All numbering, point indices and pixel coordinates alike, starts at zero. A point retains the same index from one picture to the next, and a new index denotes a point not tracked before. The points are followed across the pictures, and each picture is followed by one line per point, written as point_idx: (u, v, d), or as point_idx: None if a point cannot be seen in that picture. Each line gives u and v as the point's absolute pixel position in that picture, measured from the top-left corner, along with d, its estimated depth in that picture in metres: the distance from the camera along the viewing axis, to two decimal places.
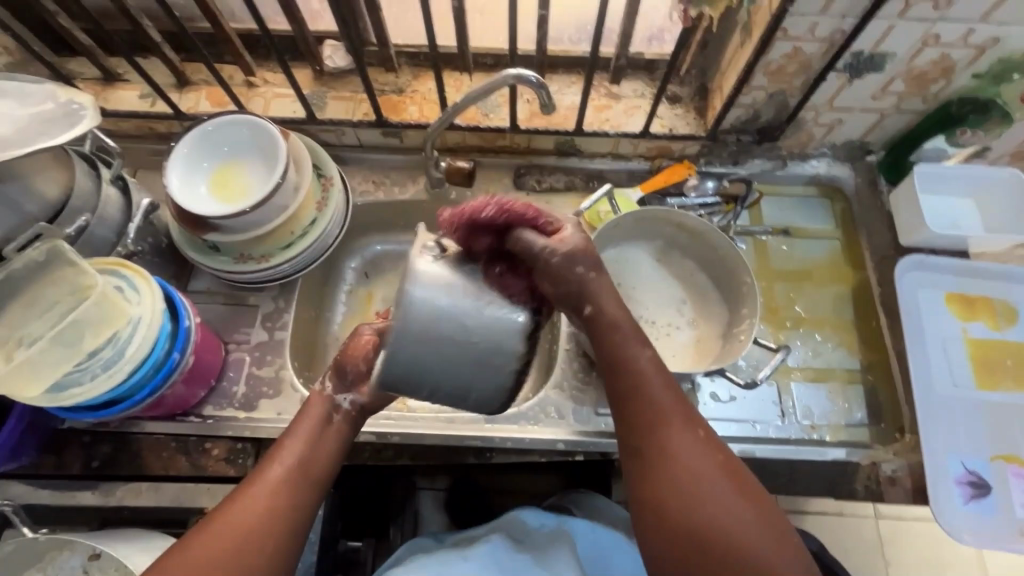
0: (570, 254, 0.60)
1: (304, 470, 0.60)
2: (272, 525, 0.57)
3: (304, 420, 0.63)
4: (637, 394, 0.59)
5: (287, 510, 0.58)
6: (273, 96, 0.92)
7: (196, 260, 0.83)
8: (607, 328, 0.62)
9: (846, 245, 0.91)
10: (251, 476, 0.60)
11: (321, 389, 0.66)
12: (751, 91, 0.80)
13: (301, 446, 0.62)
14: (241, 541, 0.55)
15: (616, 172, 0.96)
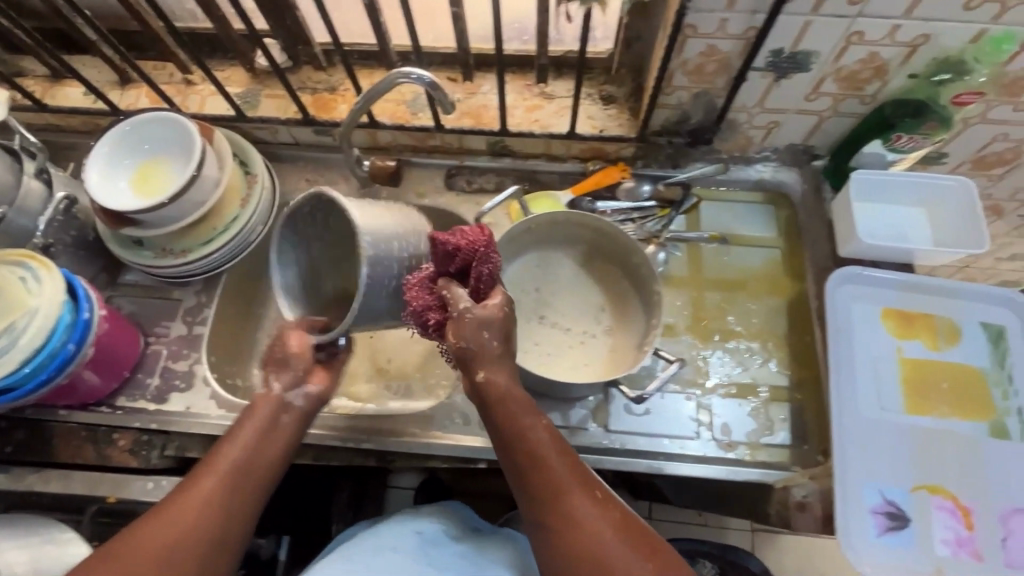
0: (484, 320, 0.61)
1: (244, 472, 0.59)
2: (209, 528, 0.55)
3: (249, 422, 0.63)
4: (537, 467, 0.58)
5: (225, 514, 0.56)
6: (209, 94, 0.93)
7: (120, 254, 0.84)
8: (495, 401, 0.61)
9: (786, 254, 0.87)
10: (189, 476, 0.58)
11: (269, 391, 0.66)
12: (674, 91, 0.77)
13: (246, 445, 0.61)
14: (171, 546, 0.53)
15: (549, 174, 0.93)
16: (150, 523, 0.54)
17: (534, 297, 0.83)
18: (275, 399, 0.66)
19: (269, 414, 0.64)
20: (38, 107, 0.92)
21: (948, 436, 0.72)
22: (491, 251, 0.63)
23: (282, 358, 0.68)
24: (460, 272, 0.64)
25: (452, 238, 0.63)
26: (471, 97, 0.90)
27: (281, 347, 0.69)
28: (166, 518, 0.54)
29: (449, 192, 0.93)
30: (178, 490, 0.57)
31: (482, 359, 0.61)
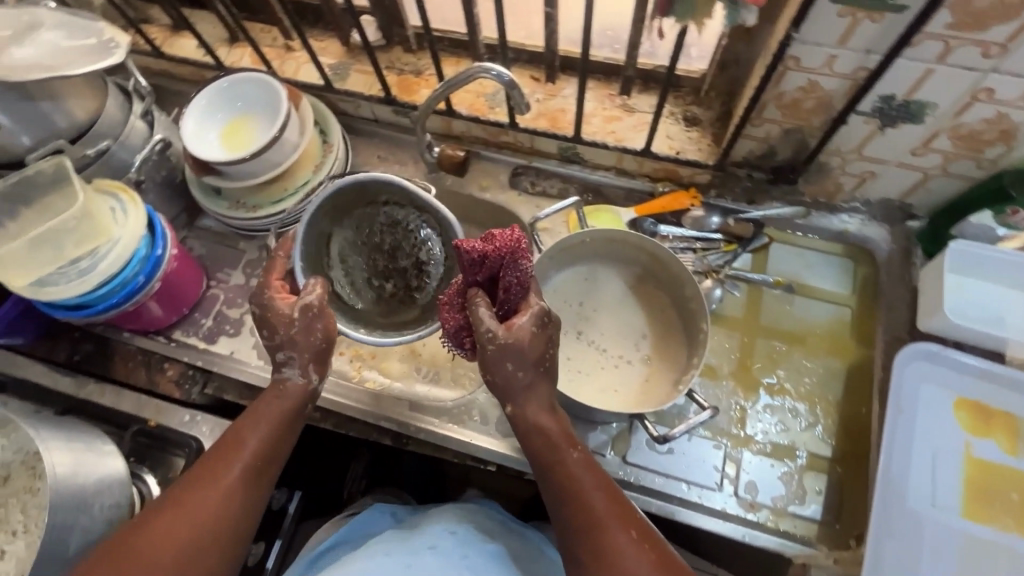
0: (505, 348, 0.64)
1: (271, 459, 0.63)
2: (242, 510, 0.59)
3: (277, 406, 0.65)
4: (573, 495, 0.61)
5: (253, 496, 0.60)
6: (304, 61, 0.97)
7: (199, 199, 0.90)
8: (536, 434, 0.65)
9: (856, 316, 0.81)
10: (221, 463, 0.60)
11: (305, 381, 0.67)
12: (763, 123, 0.72)
13: (273, 431, 0.64)
14: (210, 532, 0.57)
15: (616, 189, 0.90)
16: (184, 502, 0.57)
17: (575, 310, 0.81)
18: (303, 387, 0.67)
19: (295, 401, 0.66)
20: (156, 53, 1.00)
21: (1009, 554, 0.65)
22: (520, 258, 0.63)
23: (310, 342, 0.67)
24: (489, 278, 0.65)
25: (482, 247, 0.62)
26: (549, 99, 0.88)
27: (312, 327, 0.67)
28: (200, 498, 0.58)
29: (511, 190, 0.93)
30: (209, 471, 0.60)
31: (510, 389, 0.66)
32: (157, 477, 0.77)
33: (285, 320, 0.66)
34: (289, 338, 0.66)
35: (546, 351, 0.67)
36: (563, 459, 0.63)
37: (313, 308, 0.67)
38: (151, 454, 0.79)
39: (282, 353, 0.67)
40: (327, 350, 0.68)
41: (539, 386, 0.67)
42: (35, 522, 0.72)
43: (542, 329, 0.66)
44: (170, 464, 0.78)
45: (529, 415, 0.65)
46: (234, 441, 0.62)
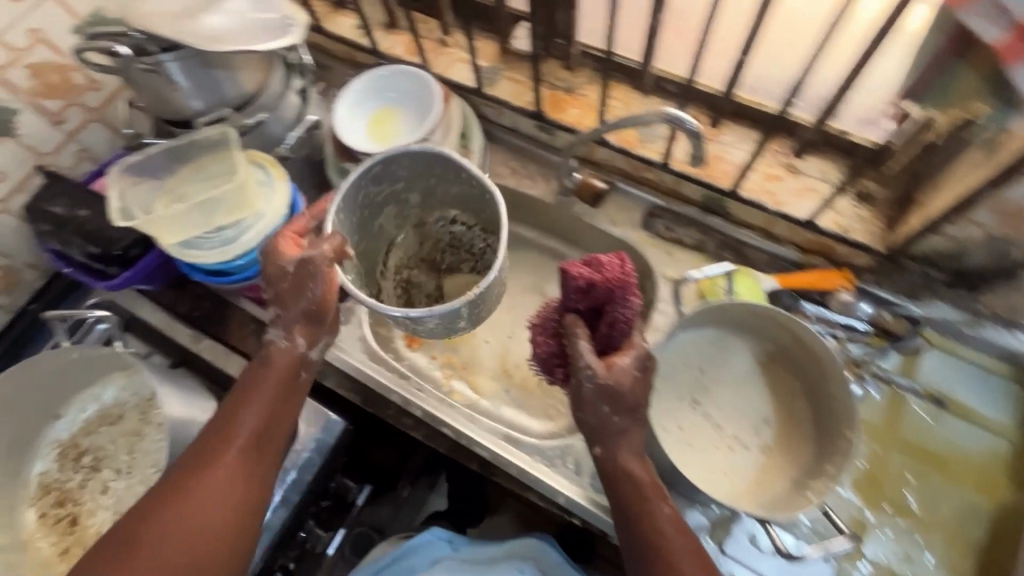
0: (607, 388, 0.61)
1: (266, 437, 0.64)
2: (248, 491, 0.61)
3: (266, 380, 0.65)
4: (660, 554, 0.59)
5: (255, 474, 0.62)
6: (456, 59, 0.96)
7: (333, 180, 0.90)
8: (617, 474, 0.63)
9: (1013, 450, 0.72)
10: (215, 441, 0.61)
11: (292, 346, 0.66)
12: (966, 223, 0.64)
13: (265, 409, 0.64)
14: (216, 508, 0.58)
15: (758, 252, 0.84)
16: (185, 494, 0.58)
17: (694, 376, 0.76)
18: (291, 353, 0.66)
19: (284, 371, 0.66)
20: (316, 28, 1.01)
21: None
22: (630, 295, 0.62)
23: (300, 302, 0.66)
24: (592, 308, 0.64)
25: (591, 273, 0.62)
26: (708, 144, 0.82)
27: (303, 285, 0.65)
28: (200, 489, 0.58)
29: (643, 230, 0.88)
30: (207, 454, 0.61)
31: (603, 432, 0.63)
32: None
33: (282, 272, 0.65)
34: (280, 295, 0.66)
35: (644, 397, 0.64)
36: (652, 516, 0.61)
37: (309, 266, 0.64)
38: None
39: (272, 312, 0.67)
40: (322, 313, 0.67)
41: (631, 430, 0.64)
42: (140, 466, 0.75)
43: (642, 373, 0.63)
44: None
45: (620, 459, 0.63)
46: (225, 425, 0.62)
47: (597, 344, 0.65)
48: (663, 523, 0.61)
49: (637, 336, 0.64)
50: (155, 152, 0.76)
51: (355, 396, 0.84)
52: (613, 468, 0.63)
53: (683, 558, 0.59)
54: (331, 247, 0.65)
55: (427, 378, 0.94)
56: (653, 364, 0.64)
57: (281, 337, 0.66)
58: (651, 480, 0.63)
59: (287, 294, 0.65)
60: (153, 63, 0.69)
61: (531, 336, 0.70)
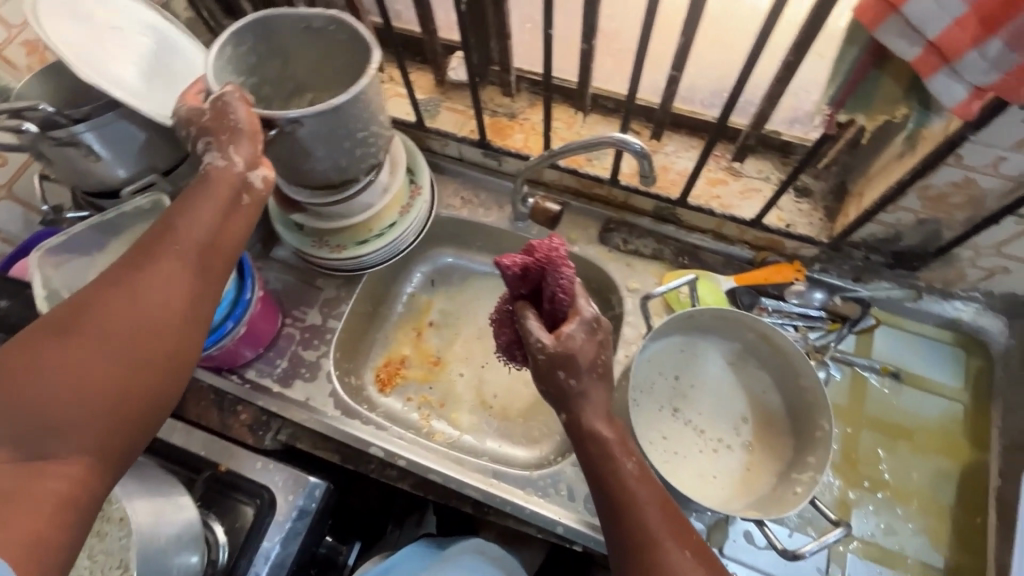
0: (559, 358, 0.59)
1: (198, 249, 0.54)
2: (169, 307, 0.51)
3: (202, 193, 0.55)
4: (624, 509, 0.57)
5: (176, 287, 0.51)
6: (393, 94, 0.94)
7: (282, 233, 0.87)
8: (584, 436, 0.60)
9: (969, 413, 0.77)
10: (149, 249, 0.52)
11: (227, 164, 0.55)
12: (898, 210, 0.69)
13: (211, 222, 0.54)
14: (142, 328, 0.49)
15: (712, 254, 0.87)
16: (96, 306, 0.48)
17: (669, 385, 0.77)
18: (230, 173, 0.55)
19: (226, 190, 0.55)
20: None
21: None
22: (562, 264, 0.61)
23: (224, 125, 0.55)
24: (535, 290, 0.65)
25: (520, 258, 0.63)
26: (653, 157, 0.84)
27: (222, 117, 0.55)
28: (102, 303, 0.48)
29: (601, 245, 0.89)
30: (142, 260, 0.51)
31: (565, 397, 0.61)
32: (223, 526, 0.71)
33: (198, 111, 0.57)
34: (203, 126, 0.56)
35: (602, 358, 0.61)
36: (618, 473, 0.58)
37: (226, 101, 0.56)
38: (221, 501, 0.74)
39: (200, 144, 0.56)
40: (245, 133, 0.56)
41: (594, 390, 0.61)
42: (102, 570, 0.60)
43: (592, 336, 0.60)
44: (237, 513, 0.73)
45: (588, 421, 0.60)
46: (165, 232, 0.53)
47: (547, 322, 0.64)
48: (626, 474, 0.58)
49: (583, 301, 0.62)
50: (82, 228, 0.69)
51: (333, 454, 0.81)
52: (582, 430, 0.60)
53: (647, 508, 0.57)
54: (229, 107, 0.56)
55: (404, 421, 0.92)
56: (604, 326, 0.62)
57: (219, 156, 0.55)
58: (620, 439, 0.61)
59: (214, 128, 0.55)
60: (67, 136, 0.64)
61: (493, 330, 0.71)
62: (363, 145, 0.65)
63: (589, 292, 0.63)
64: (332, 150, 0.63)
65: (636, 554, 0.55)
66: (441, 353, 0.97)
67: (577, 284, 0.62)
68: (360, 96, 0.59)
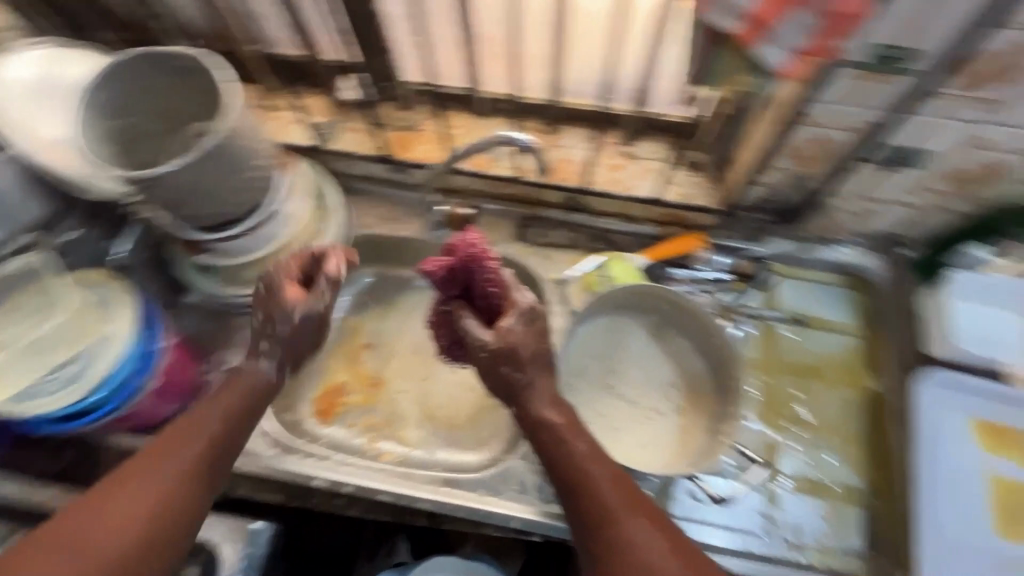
0: (505, 352, 0.64)
1: (220, 443, 0.63)
2: (199, 476, 0.60)
3: (235, 389, 0.68)
4: (582, 489, 0.60)
5: (223, 466, 0.63)
6: (290, 121, 0.93)
7: (189, 276, 0.83)
8: (540, 430, 0.64)
9: (865, 343, 0.84)
10: (177, 430, 0.62)
11: (258, 367, 0.70)
12: (772, 171, 0.75)
13: (230, 414, 0.66)
14: (158, 509, 0.56)
15: (623, 235, 0.91)
16: (136, 477, 0.57)
17: (599, 363, 0.80)
18: (264, 377, 0.71)
19: (255, 388, 0.69)
20: None
21: None
22: (483, 260, 0.67)
23: (291, 342, 0.72)
24: (464, 290, 0.70)
25: (445, 261, 0.69)
26: (552, 150, 0.88)
27: (297, 332, 0.72)
28: (153, 470, 0.58)
29: (519, 243, 0.92)
30: (178, 439, 0.61)
31: (514, 390, 0.66)
32: None
33: (286, 309, 0.71)
34: (280, 334, 0.71)
35: (543, 346, 0.67)
36: (572, 456, 0.62)
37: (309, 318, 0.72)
38: None
39: (260, 343, 0.71)
40: (296, 345, 0.73)
41: (540, 380, 0.66)
42: None
43: (531, 326, 0.66)
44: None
45: (535, 412, 0.65)
46: (189, 421, 0.64)
47: (484, 318, 0.70)
48: (582, 455, 0.62)
49: (517, 294, 0.67)
50: None
51: (275, 494, 0.79)
52: (537, 423, 0.65)
53: (604, 485, 0.60)
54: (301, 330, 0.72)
55: (350, 448, 0.90)
56: (541, 314, 0.67)
57: (261, 352, 0.71)
58: (572, 422, 0.65)
59: (286, 340, 0.71)
60: None
61: (431, 331, 0.75)
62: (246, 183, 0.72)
63: (521, 285, 0.69)
64: (215, 187, 0.68)
65: (595, 528, 0.58)
66: (380, 373, 0.96)
67: (505, 278, 0.68)
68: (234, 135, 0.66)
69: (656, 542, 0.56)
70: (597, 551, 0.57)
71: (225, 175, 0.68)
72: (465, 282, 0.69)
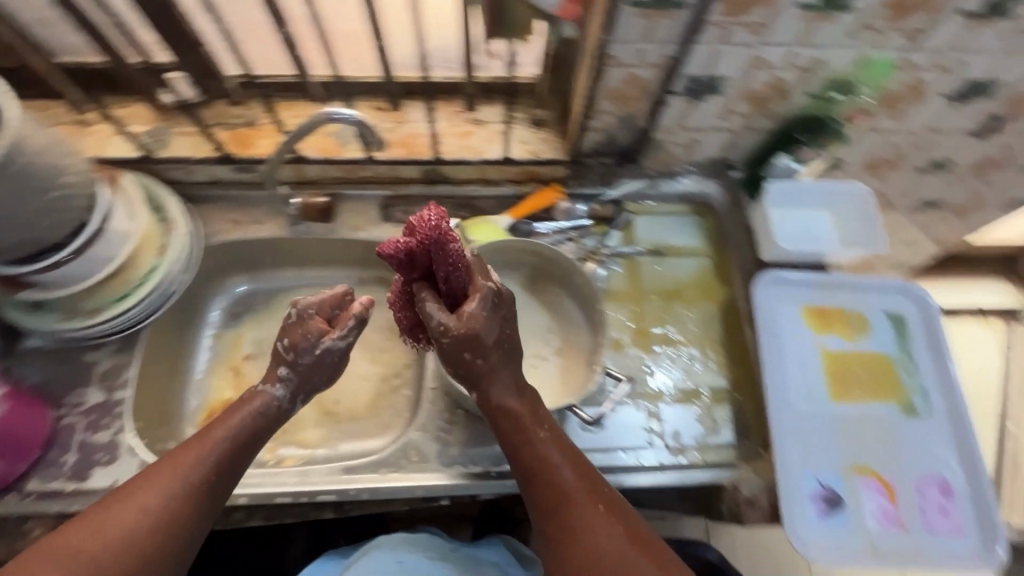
0: (468, 337, 0.64)
1: (221, 466, 0.64)
2: (195, 490, 0.62)
3: (242, 417, 0.69)
4: (543, 477, 0.64)
5: (219, 495, 0.64)
6: (107, 133, 0.86)
7: (17, 318, 0.76)
8: (499, 415, 0.67)
9: (714, 261, 0.92)
10: (186, 443, 0.65)
11: (269, 393, 0.71)
12: (601, 115, 0.81)
13: (233, 433, 0.67)
14: (155, 522, 0.58)
15: (486, 199, 0.94)
16: (135, 491, 0.60)
17: None
18: (270, 402, 0.71)
19: (259, 411, 0.70)
20: None
21: (871, 418, 0.78)
22: (444, 244, 0.61)
23: (319, 372, 0.73)
24: (425, 271, 0.65)
25: (404, 240, 0.63)
26: (398, 127, 0.89)
27: (327, 363, 0.73)
28: (149, 493, 0.59)
29: (386, 224, 0.92)
30: (181, 453, 0.63)
31: (474, 375, 0.67)
32: None
33: (309, 340, 0.71)
34: (304, 366, 0.72)
35: (505, 332, 0.67)
36: (533, 443, 0.65)
37: (330, 354, 0.72)
38: None
39: (281, 372, 0.72)
40: (310, 376, 0.73)
41: (502, 365, 0.68)
42: None
43: (494, 311, 0.65)
44: None
45: (496, 395, 0.67)
46: (193, 437, 0.66)
47: (448, 301, 0.67)
48: (543, 443, 0.65)
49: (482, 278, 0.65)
50: None
51: None
52: (496, 404, 0.67)
53: (564, 473, 0.64)
54: (319, 361, 0.72)
55: None
56: (504, 300, 0.66)
57: (267, 380, 0.72)
58: (533, 411, 0.68)
59: (304, 372, 0.72)
60: None
61: (391, 310, 0.72)
62: (56, 201, 0.65)
63: (485, 267, 0.67)
64: (13, 208, 0.62)
65: (553, 513, 0.62)
66: None
67: (467, 260, 0.64)
68: (21, 147, 0.60)
69: (615, 525, 0.61)
70: (556, 534, 0.61)
71: (21, 196, 0.62)
72: (424, 264, 0.64)
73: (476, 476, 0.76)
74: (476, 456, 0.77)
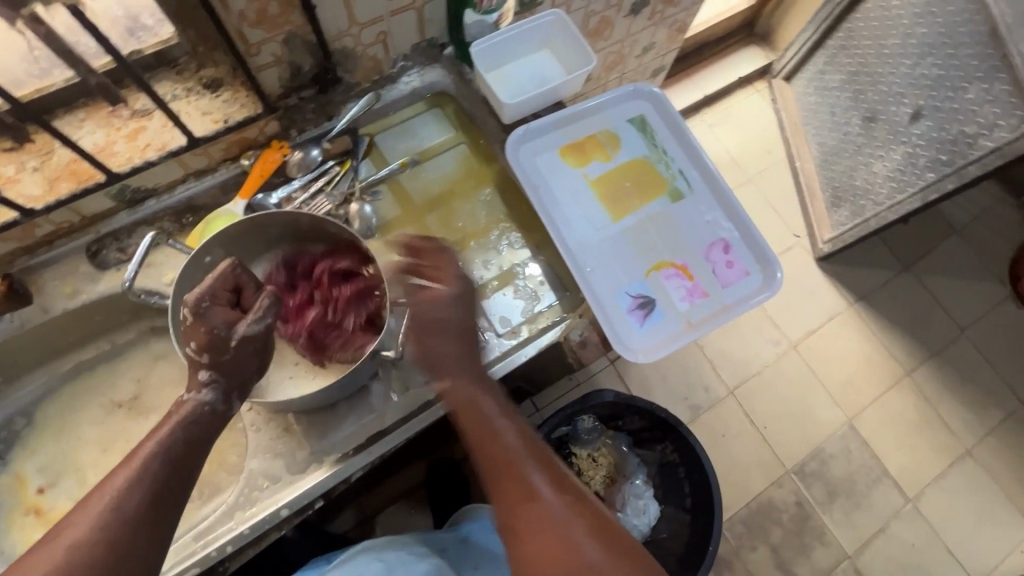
0: (423, 320, 0.70)
1: (166, 484, 0.57)
2: (139, 514, 0.54)
3: (169, 430, 0.59)
4: (506, 469, 0.63)
5: (162, 520, 0.56)
6: None
7: None
8: (465, 409, 0.68)
9: (471, 143, 0.88)
10: (119, 465, 0.57)
11: (199, 398, 0.61)
12: (260, 47, 0.71)
13: (168, 450, 0.58)
14: (102, 552, 0.52)
15: (207, 193, 0.82)
16: (72, 526, 0.52)
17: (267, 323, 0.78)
18: (203, 410, 0.61)
19: (192, 424, 0.61)
20: None
21: (649, 220, 0.85)
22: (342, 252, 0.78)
23: (246, 370, 0.63)
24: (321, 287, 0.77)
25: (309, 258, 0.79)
26: (49, 159, 0.73)
27: (251, 358, 0.63)
28: (78, 528, 0.52)
29: (107, 272, 0.79)
30: (115, 476, 0.56)
31: (438, 365, 0.69)
32: None
33: (221, 328, 0.60)
34: (225, 359, 0.61)
35: (467, 324, 0.72)
36: (499, 440, 0.65)
37: (256, 342, 0.62)
38: None
39: (205, 376, 0.62)
40: (242, 372, 0.63)
41: (459, 365, 0.70)
42: None
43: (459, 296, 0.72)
44: None
45: (461, 395, 0.68)
46: (126, 460, 0.57)
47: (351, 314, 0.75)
48: (505, 433, 0.66)
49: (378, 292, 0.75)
50: None
51: None
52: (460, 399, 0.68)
53: (529, 466, 0.63)
54: (246, 355, 0.63)
55: None
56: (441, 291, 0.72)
57: (193, 384, 0.62)
58: (495, 406, 0.69)
59: (230, 369, 0.62)
60: None
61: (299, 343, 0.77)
62: None
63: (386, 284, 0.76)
64: None
65: (515, 504, 0.61)
66: None
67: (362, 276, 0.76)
68: None
69: (576, 518, 0.59)
70: (514, 526, 0.60)
71: None
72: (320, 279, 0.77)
73: (333, 466, 0.71)
74: (323, 448, 0.73)
